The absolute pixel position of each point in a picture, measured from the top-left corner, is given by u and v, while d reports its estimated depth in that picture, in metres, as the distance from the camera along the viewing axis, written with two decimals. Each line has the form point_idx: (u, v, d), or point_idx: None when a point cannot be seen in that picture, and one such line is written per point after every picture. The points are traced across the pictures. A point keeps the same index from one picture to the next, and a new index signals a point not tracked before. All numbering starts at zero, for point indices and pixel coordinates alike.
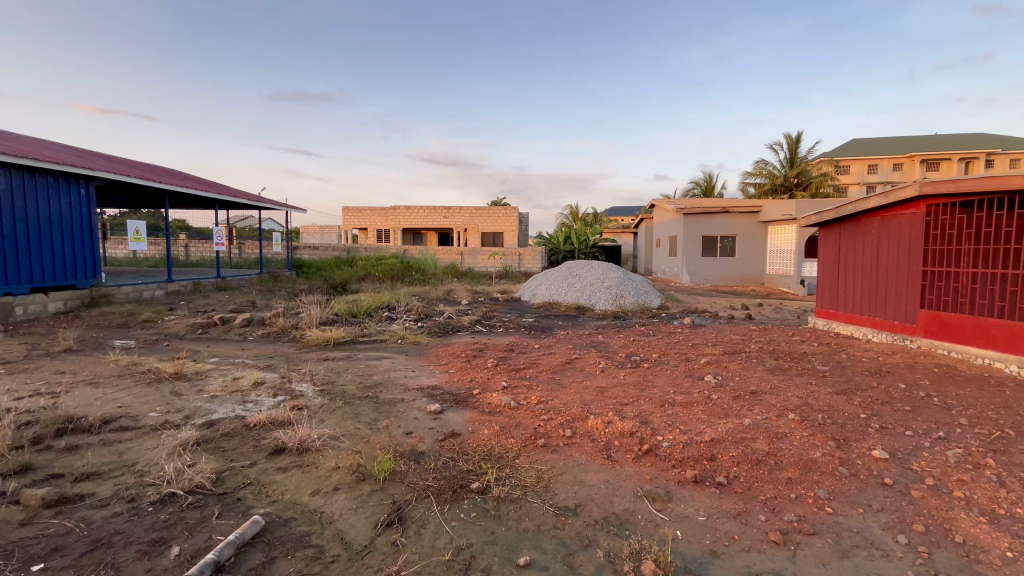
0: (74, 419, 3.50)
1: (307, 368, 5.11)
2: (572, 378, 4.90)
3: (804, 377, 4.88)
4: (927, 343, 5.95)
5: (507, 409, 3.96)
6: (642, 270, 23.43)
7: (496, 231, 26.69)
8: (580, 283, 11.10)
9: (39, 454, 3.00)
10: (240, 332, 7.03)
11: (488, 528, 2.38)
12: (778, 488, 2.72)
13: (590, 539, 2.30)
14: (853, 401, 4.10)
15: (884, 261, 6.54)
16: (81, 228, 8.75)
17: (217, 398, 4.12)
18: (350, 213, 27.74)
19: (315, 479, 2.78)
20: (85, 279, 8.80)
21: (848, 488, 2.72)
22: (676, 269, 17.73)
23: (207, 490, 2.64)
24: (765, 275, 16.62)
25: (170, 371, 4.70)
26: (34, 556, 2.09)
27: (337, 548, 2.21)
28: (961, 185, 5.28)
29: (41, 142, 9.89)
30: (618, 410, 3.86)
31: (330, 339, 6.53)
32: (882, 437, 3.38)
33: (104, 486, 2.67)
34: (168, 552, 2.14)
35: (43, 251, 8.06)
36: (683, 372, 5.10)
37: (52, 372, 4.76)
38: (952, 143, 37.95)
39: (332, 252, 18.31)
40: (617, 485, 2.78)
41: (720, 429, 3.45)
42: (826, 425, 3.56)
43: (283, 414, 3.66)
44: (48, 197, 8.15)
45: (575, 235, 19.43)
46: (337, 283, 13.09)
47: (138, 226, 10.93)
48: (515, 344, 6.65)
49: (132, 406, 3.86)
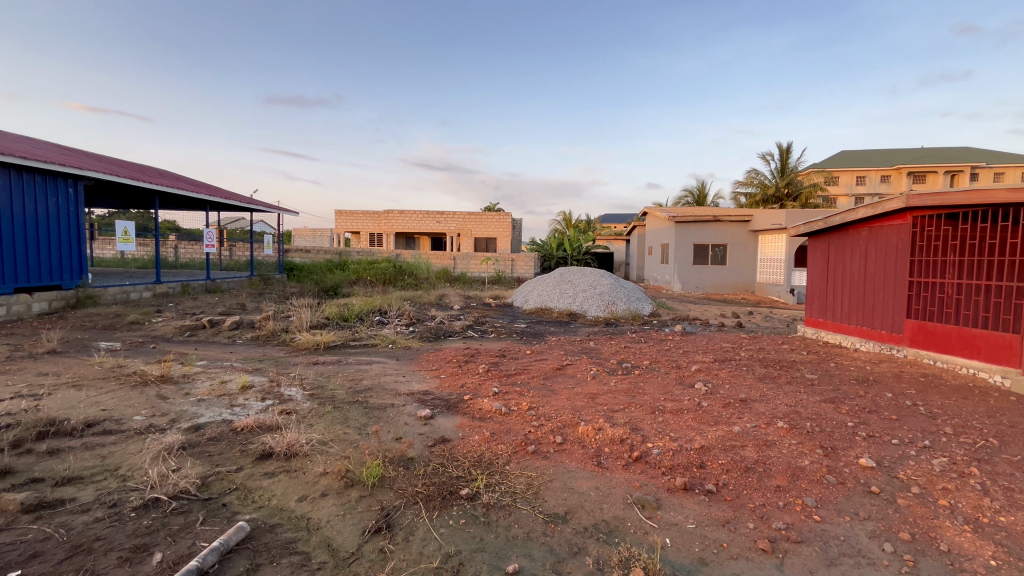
0: (56, 422, 3.43)
1: (296, 372, 5.06)
2: (563, 384, 4.91)
3: (793, 385, 4.92)
4: (913, 352, 6.03)
5: (498, 415, 3.95)
6: (635, 277, 23.56)
7: (489, 237, 26.72)
8: (573, 289, 11.12)
9: (20, 458, 2.95)
10: (228, 335, 6.95)
11: (477, 535, 2.36)
12: (767, 496, 2.73)
13: (579, 547, 2.29)
14: (841, 410, 4.14)
15: (871, 271, 6.63)
16: (68, 227, 8.63)
17: (204, 401, 4.06)
18: (343, 216, 27.65)
19: (303, 484, 2.75)
20: (71, 279, 8.67)
21: (835, 496, 2.74)
22: (668, 277, 17.86)
23: (192, 495, 2.60)
24: (755, 284, 16.78)
25: (157, 374, 4.63)
26: (10, 563, 2.04)
27: (323, 555, 2.19)
28: (946, 198, 5.37)
29: (28, 141, 9.74)
30: (608, 417, 3.86)
31: (321, 343, 6.47)
32: (869, 446, 3.41)
33: (86, 490, 2.62)
34: (151, 558, 2.10)
35: (29, 250, 7.93)
36: (674, 379, 5.12)
37: (35, 374, 4.68)
38: (939, 156, 38.72)
39: (324, 255, 18.24)
40: (606, 492, 2.77)
41: (709, 437, 3.46)
42: (814, 433, 3.59)
43: (271, 418, 3.61)
44: (35, 196, 8.04)
45: (568, 241, 19.49)
46: (328, 287, 13.02)
47: (126, 226, 10.77)
48: (506, 350, 6.64)
49: (115, 410, 3.79)
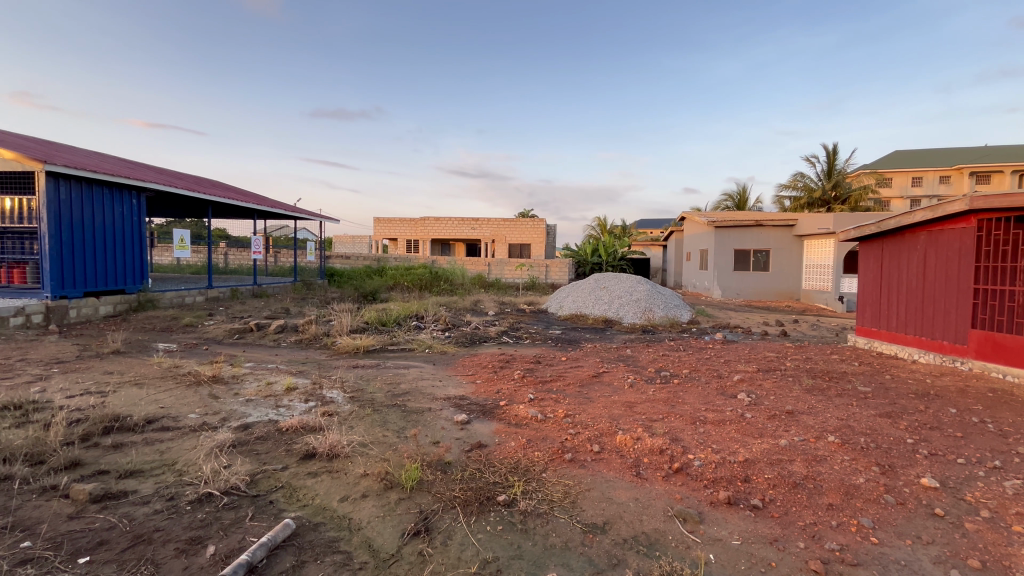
0: (120, 418, 3.66)
1: (338, 375, 5.20)
2: (600, 392, 4.83)
3: (846, 398, 4.67)
4: (979, 365, 5.62)
5: (534, 421, 3.94)
6: (672, 283, 22.99)
7: (523, 243, 26.83)
8: (608, 295, 10.98)
9: (88, 451, 3.16)
10: (273, 339, 7.22)
11: (515, 542, 2.36)
12: (818, 515, 2.60)
13: (619, 558, 2.25)
14: (899, 425, 3.89)
15: (931, 278, 6.24)
16: (130, 236, 9.26)
17: (252, 402, 4.25)
18: (381, 224, 28.44)
19: (343, 485, 2.82)
20: (133, 283, 9.29)
21: (894, 517, 2.58)
22: (707, 283, 17.37)
23: (241, 492, 2.71)
24: (800, 291, 16.09)
25: (209, 374, 4.88)
26: (80, 549, 2.18)
27: (364, 555, 2.23)
28: (1015, 200, 5.01)
29: (97, 155, 10.51)
30: (647, 427, 3.77)
31: (360, 347, 6.65)
32: (931, 465, 3.19)
33: (146, 483, 2.77)
34: (204, 551, 2.20)
35: (98, 257, 8.55)
36: (715, 389, 4.96)
37: (102, 372, 5.02)
38: (1006, 153, 36.01)
39: (363, 260, 18.79)
40: (646, 503, 2.71)
41: (754, 449, 3.33)
42: (870, 449, 3.39)
43: (314, 419, 3.73)
44: (103, 207, 8.65)
45: (604, 247, 19.31)
46: (367, 292, 13.35)
47: (182, 235, 11.41)
48: (542, 357, 6.61)
49: (173, 407, 4.01)
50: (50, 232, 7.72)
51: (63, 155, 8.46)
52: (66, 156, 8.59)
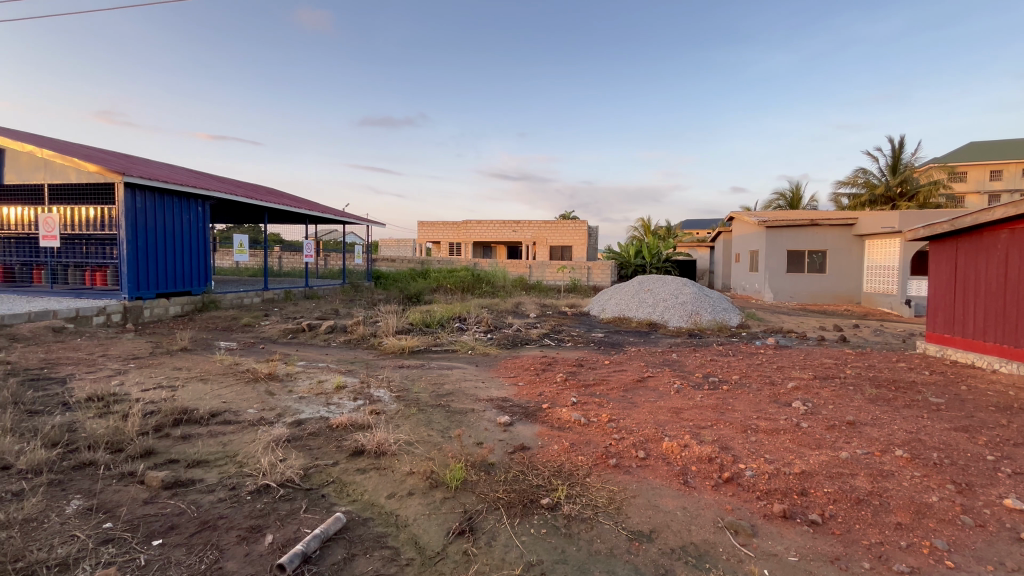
0: (187, 411, 3.92)
1: (384, 375, 5.35)
2: (644, 397, 4.73)
3: (915, 409, 4.34)
4: None
5: (577, 425, 3.90)
6: (719, 285, 22.16)
7: (565, 244, 26.65)
8: (653, 298, 10.73)
9: (160, 440, 3.41)
10: (324, 339, 7.53)
11: (559, 546, 2.34)
12: (885, 534, 2.42)
13: (666, 568, 2.19)
14: (978, 441, 3.57)
15: (1014, 281, 5.72)
16: (196, 242, 9.93)
17: (304, 399, 4.43)
18: (425, 227, 29.11)
19: (391, 482, 2.90)
20: (198, 286, 9.96)
21: (972, 540, 2.37)
22: (758, 285, 16.67)
23: (296, 485, 2.84)
24: (861, 293, 15.14)
25: (266, 372, 5.15)
26: (154, 532, 2.36)
27: (411, 552, 2.28)
28: None
29: (168, 167, 11.33)
30: (694, 434, 3.65)
31: (405, 347, 6.82)
32: (1016, 484, 2.91)
33: (211, 473, 2.96)
34: (263, 539, 2.32)
35: (169, 261, 9.21)
36: (767, 396, 4.74)
37: (171, 368, 5.40)
38: None
39: (408, 263, 19.28)
40: (695, 513, 2.63)
41: (811, 461, 3.16)
42: (944, 466, 3.13)
43: (362, 418, 3.85)
44: (173, 214, 9.31)
45: (647, 248, 18.90)
46: (411, 295, 13.69)
47: (241, 240, 12.10)
48: (584, 360, 6.55)
49: (233, 402, 4.26)
50: (127, 238, 8.35)
51: (139, 168, 9.18)
52: (142, 168, 9.33)
